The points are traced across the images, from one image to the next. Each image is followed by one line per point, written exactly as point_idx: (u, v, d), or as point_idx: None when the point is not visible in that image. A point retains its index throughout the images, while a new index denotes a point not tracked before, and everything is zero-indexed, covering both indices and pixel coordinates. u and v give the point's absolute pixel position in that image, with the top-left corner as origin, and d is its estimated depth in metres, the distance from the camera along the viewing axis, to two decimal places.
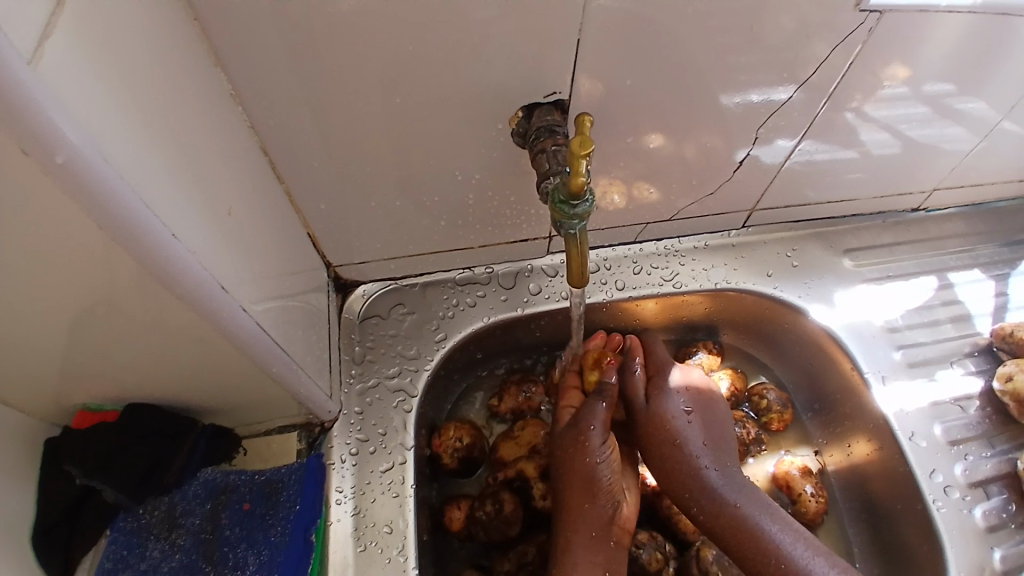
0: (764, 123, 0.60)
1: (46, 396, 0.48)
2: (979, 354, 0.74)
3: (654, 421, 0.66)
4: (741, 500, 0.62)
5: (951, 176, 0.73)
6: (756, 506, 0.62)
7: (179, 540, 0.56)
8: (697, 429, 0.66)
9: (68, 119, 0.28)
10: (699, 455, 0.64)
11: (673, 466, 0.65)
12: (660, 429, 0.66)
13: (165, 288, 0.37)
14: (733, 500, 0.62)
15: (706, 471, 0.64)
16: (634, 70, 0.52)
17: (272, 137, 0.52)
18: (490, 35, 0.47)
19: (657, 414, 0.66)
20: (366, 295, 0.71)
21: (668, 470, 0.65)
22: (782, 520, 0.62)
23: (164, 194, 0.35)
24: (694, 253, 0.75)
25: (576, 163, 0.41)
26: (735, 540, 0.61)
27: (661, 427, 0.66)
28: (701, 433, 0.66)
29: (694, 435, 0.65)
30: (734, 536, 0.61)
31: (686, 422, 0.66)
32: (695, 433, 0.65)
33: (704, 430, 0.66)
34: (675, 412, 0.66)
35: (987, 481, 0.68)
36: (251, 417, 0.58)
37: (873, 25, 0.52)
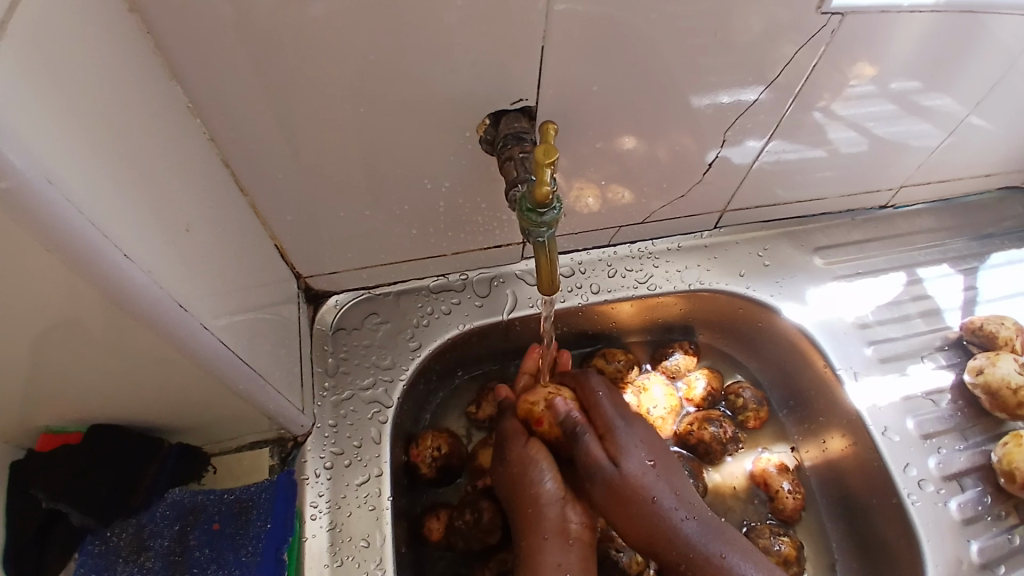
0: (734, 124, 0.60)
1: (5, 420, 0.47)
2: (949, 348, 0.75)
3: (620, 491, 0.60)
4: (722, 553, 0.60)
5: (918, 173, 0.74)
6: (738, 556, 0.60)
7: (147, 563, 0.54)
8: (662, 485, 0.62)
9: (9, 144, 0.27)
10: (673, 515, 0.61)
11: (653, 533, 0.60)
12: (624, 498, 0.60)
13: (119, 309, 0.37)
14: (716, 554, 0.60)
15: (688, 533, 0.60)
16: (600, 74, 0.52)
17: (235, 149, 0.51)
18: (454, 43, 0.46)
19: (621, 485, 0.60)
20: (338, 305, 0.70)
21: (649, 534, 0.60)
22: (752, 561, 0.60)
23: (116, 214, 0.34)
24: (668, 255, 0.76)
25: (542, 172, 0.42)
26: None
27: (626, 492, 0.60)
28: (667, 488, 0.62)
29: (662, 494, 0.61)
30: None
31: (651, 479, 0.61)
32: (661, 489, 0.61)
33: (666, 483, 0.62)
34: (639, 475, 0.61)
35: (962, 474, 0.69)
36: (220, 434, 0.57)
37: (835, 27, 0.53)
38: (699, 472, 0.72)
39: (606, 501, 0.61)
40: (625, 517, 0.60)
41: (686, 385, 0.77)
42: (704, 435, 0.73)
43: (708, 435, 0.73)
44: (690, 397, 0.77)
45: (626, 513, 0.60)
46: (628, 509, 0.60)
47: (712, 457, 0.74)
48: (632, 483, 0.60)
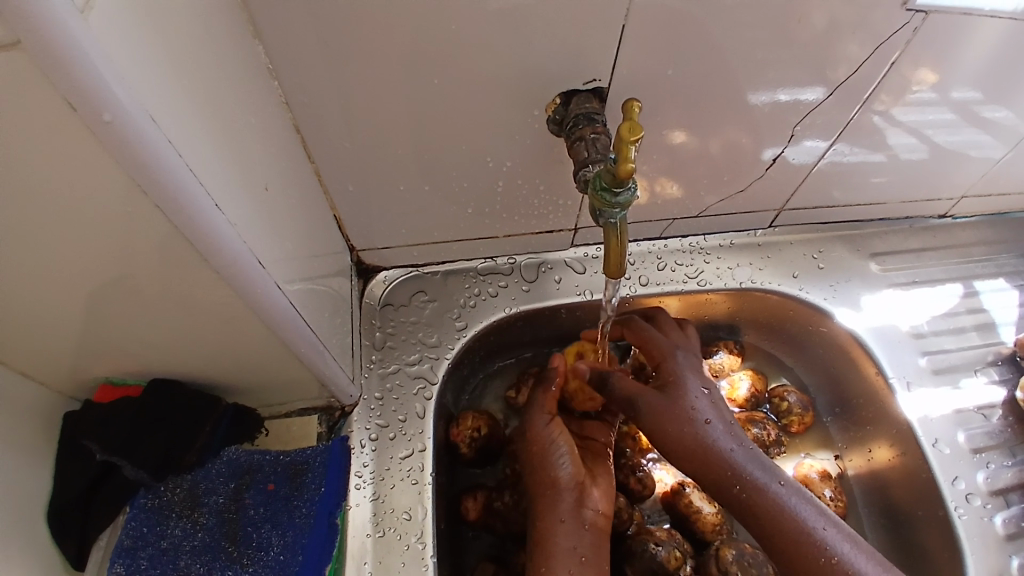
0: (800, 122, 0.59)
1: (69, 368, 0.47)
2: (1003, 363, 0.73)
3: (665, 427, 0.62)
4: (775, 492, 0.60)
5: (981, 183, 0.73)
6: (788, 493, 0.61)
7: (201, 519, 0.55)
8: (715, 422, 0.62)
9: (114, 78, 0.27)
10: (728, 454, 0.61)
11: (708, 472, 0.61)
12: (670, 432, 0.62)
13: (204, 260, 0.37)
14: (772, 496, 0.60)
15: (747, 477, 0.61)
16: (674, 60, 0.51)
17: (305, 115, 0.51)
18: (534, 18, 0.46)
19: (668, 423, 0.62)
20: (388, 281, 0.70)
21: (698, 466, 0.62)
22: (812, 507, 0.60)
23: (205, 164, 0.34)
24: (719, 251, 0.75)
25: (625, 149, 0.40)
26: (781, 539, 0.59)
27: (673, 426, 0.62)
28: (719, 427, 0.62)
29: (714, 432, 0.62)
30: (782, 542, 0.59)
31: (702, 420, 0.62)
32: (712, 429, 0.62)
33: (721, 422, 0.63)
34: (685, 422, 0.62)
35: (1008, 490, 0.67)
36: (272, 398, 0.58)
37: (916, 26, 0.51)
38: None
39: (655, 438, 0.63)
40: (676, 458, 0.63)
41: (730, 385, 0.76)
42: (747, 436, 0.72)
43: (751, 436, 0.72)
44: (733, 397, 0.75)
45: (679, 449, 0.62)
46: (680, 451, 0.62)
47: None
48: (676, 427, 0.61)
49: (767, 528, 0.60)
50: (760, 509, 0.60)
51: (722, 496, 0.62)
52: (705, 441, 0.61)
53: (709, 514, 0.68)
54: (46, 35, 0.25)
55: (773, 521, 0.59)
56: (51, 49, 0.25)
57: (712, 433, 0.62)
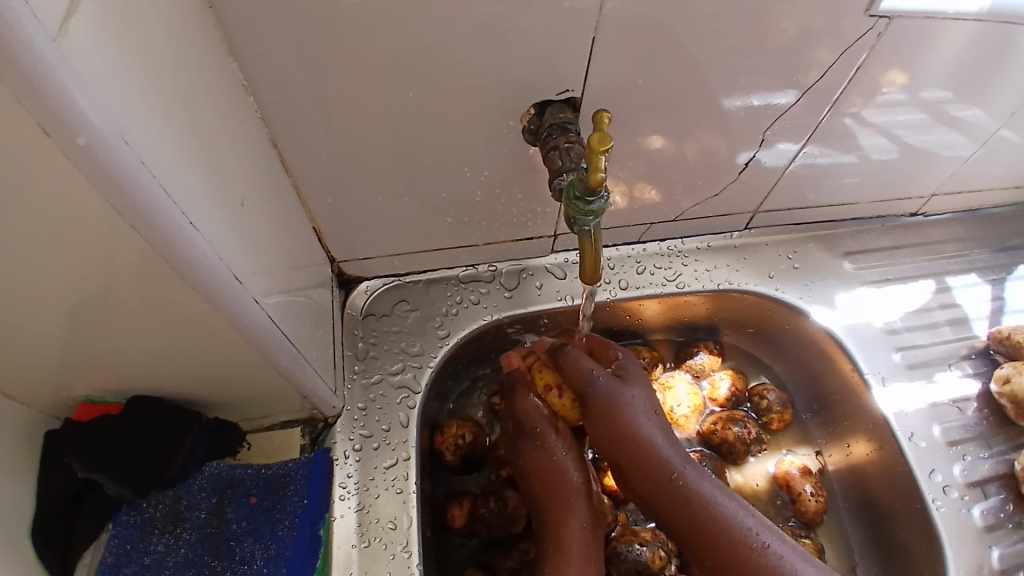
0: (770, 126, 0.61)
1: (49, 387, 0.47)
2: (976, 357, 0.75)
3: (614, 418, 0.63)
4: (709, 492, 0.62)
5: (950, 182, 0.74)
6: (718, 492, 0.62)
7: (184, 535, 0.55)
8: (654, 422, 0.64)
9: (90, 102, 0.28)
10: (664, 454, 0.63)
11: (644, 469, 0.63)
12: (617, 424, 0.63)
13: (180, 278, 0.37)
14: (705, 495, 0.61)
15: (682, 476, 0.62)
16: (646, 68, 0.52)
17: (282, 129, 0.51)
18: (507, 29, 0.46)
19: (616, 410, 0.63)
20: (369, 291, 0.70)
21: (632, 462, 0.63)
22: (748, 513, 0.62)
23: (180, 182, 0.35)
24: (697, 254, 0.76)
25: (595, 159, 0.41)
26: (710, 537, 0.60)
27: (619, 418, 0.63)
28: (658, 429, 0.64)
29: (653, 432, 0.63)
30: (713, 544, 0.60)
31: (643, 417, 0.64)
32: (651, 428, 0.64)
33: (661, 426, 0.64)
34: (631, 413, 0.63)
35: (985, 482, 0.68)
36: (253, 411, 0.57)
37: (880, 30, 0.53)
38: (721, 472, 0.72)
39: (600, 427, 0.64)
40: (615, 452, 0.64)
41: (711, 385, 0.77)
42: (727, 434, 0.73)
43: (731, 435, 0.73)
44: (714, 397, 0.77)
45: (618, 442, 0.63)
46: (622, 443, 0.63)
47: (735, 457, 0.74)
48: (625, 417, 0.63)
49: (697, 528, 0.61)
50: (693, 508, 0.61)
51: (656, 495, 0.63)
52: (643, 437, 0.63)
53: None
54: (18, 62, 0.25)
55: (704, 520, 0.60)
56: (23, 76, 0.25)
57: (651, 434, 0.63)
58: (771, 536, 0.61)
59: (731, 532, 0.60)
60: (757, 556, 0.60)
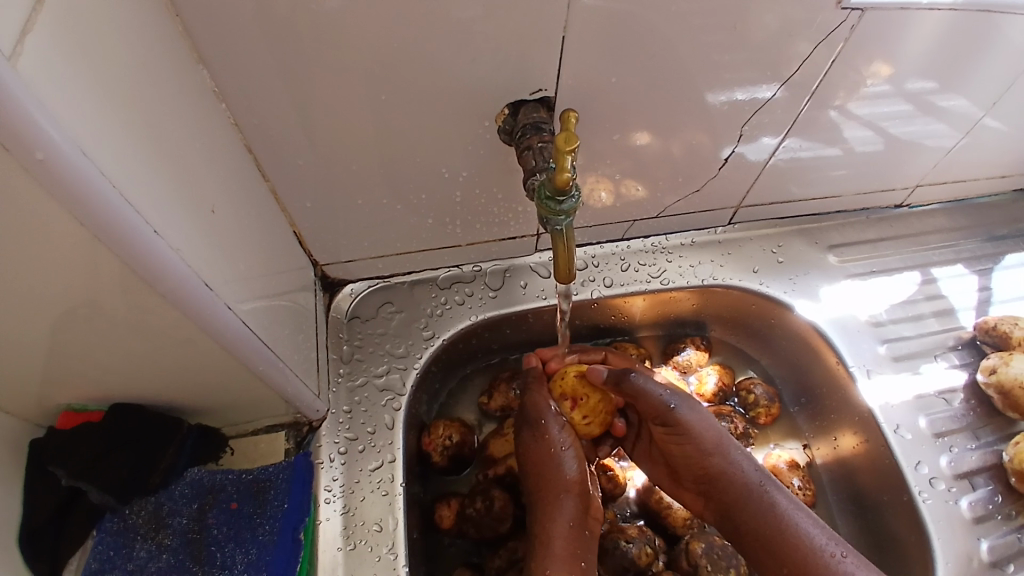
0: (749, 121, 0.60)
1: (30, 397, 0.48)
2: (963, 348, 0.75)
3: (693, 438, 0.62)
4: (795, 518, 0.59)
5: (933, 173, 0.74)
6: (804, 518, 0.59)
7: (166, 540, 0.55)
8: (738, 448, 0.63)
9: (47, 117, 0.28)
10: (748, 479, 0.61)
11: (732, 495, 0.61)
12: (704, 448, 0.62)
13: (147, 286, 0.37)
14: (791, 520, 0.59)
15: (772, 501, 0.60)
16: (618, 67, 0.52)
17: (257, 135, 0.52)
18: (476, 32, 0.47)
19: (698, 431, 0.62)
20: (354, 294, 0.71)
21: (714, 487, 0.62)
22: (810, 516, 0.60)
23: (144, 193, 0.35)
24: (681, 250, 0.76)
25: (562, 159, 0.43)
26: (800, 567, 0.57)
27: (703, 441, 0.62)
28: (742, 456, 0.63)
29: (738, 457, 0.62)
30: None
31: (728, 444, 0.63)
32: (738, 454, 0.62)
33: (744, 450, 0.63)
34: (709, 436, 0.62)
35: (973, 473, 0.69)
36: (238, 417, 0.58)
37: (853, 24, 0.53)
38: None
39: (684, 451, 0.63)
40: (707, 477, 0.62)
41: (698, 380, 0.77)
42: None
43: None
44: (701, 392, 0.77)
45: (707, 469, 0.62)
46: (707, 466, 0.62)
47: None
48: (706, 439, 0.62)
49: (787, 560, 0.58)
50: (778, 533, 0.58)
51: (745, 523, 0.60)
52: (727, 462, 0.62)
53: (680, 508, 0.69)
54: None
55: (792, 547, 0.57)
56: None
57: (737, 460, 0.62)
58: (839, 549, 0.57)
59: (820, 560, 0.56)
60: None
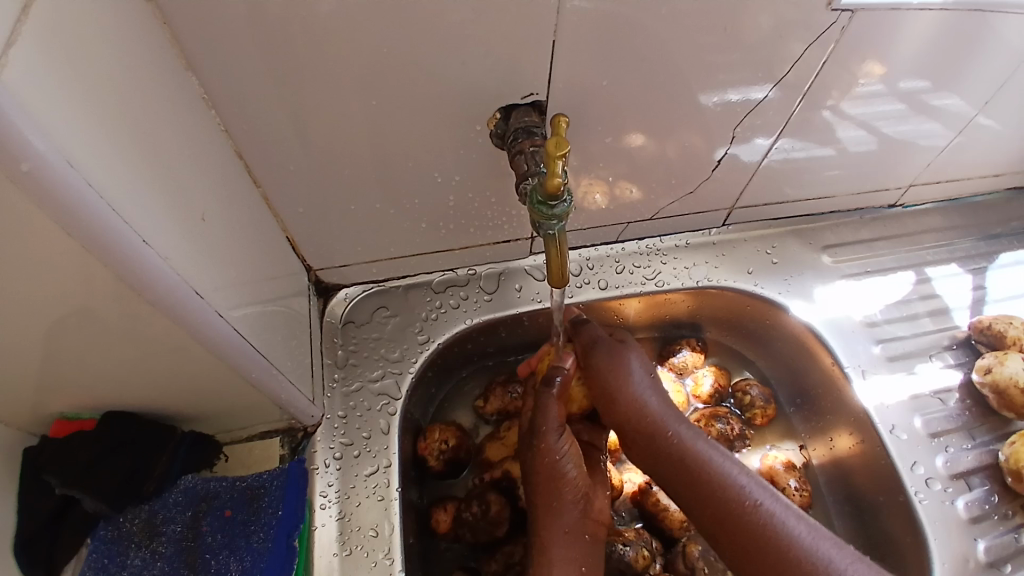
0: (742, 122, 0.60)
1: (23, 407, 0.48)
2: (957, 347, 0.75)
3: (610, 376, 0.61)
4: (701, 449, 0.58)
5: (926, 172, 0.74)
6: (712, 449, 0.59)
7: (160, 548, 0.55)
8: (653, 386, 0.62)
9: (33, 127, 0.28)
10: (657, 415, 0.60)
11: (641, 432, 0.60)
12: (619, 386, 0.61)
13: (137, 295, 0.37)
14: (699, 453, 0.58)
15: (677, 437, 0.59)
16: (609, 70, 0.52)
17: (248, 141, 0.51)
18: (467, 37, 0.47)
19: (610, 376, 0.61)
20: (348, 298, 0.71)
21: (628, 426, 0.61)
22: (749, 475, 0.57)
23: (133, 202, 0.35)
24: (675, 252, 0.76)
25: (553, 164, 0.43)
26: (706, 494, 0.56)
27: (614, 377, 0.61)
28: (655, 394, 0.61)
29: (648, 393, 0.61)
30: (710, 507, 0.56)
31: (643, 379, 0.62)
32: (649, 394, 0.61)
33: (657, 389, 0.62)
34: (627, 374, 0.61)
35: (968, 473, 0.69)
36: (232, 423, 0.58)
37: (844, 24, 0.53)
38: None
39: (599, 396, 0.62)
40: (615, 418, 0.61)
41: (694, 382, 0.78)
42: (711, 431, 0.73)
43: (714, 432, 0.73)
44: (697, 393, 0.77)
45: (619, 407, 0.61)
46: (618, 405, 0.60)
47: None
48: (623, 378, 0.61)
49: (692, 490, 0.57)
50: (686, 465, 0.58)
51: (654, 458, 0.59)
52: (639, 399, 0.60)
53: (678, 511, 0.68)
54: None
55: (698, 476, 0.57)
56: None
57: (648, 397, 0.61)
58: (762, 494, 0.56)
59: (724, 486, 0.56)
60: (753, 517, 0.55)
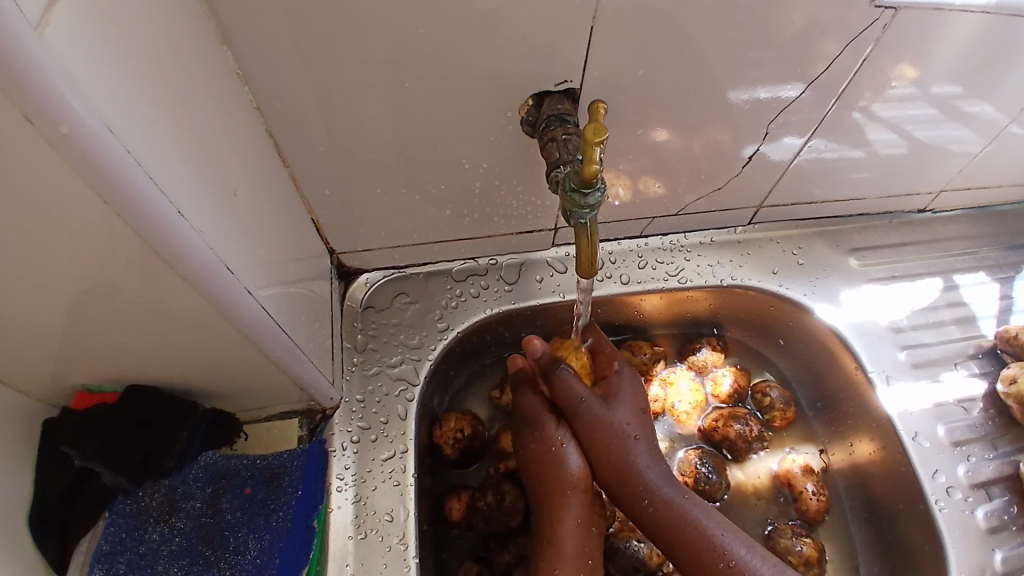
0: (775, 120, 0.60)
1: (47, 377, 0.48)
2: (983, 356, 0.74)
3: (598, 436, 0.62)
4: (683, 509, 0.60)
5: (959, 177, 0.73)
6: (695, 506, 0.61)
7: (178, 524, 0.55)
8: (640, 444, 0.63)
9: (72, 89, 0.28)
10: (642, 475, 0.61)
11: (624, 489, 0.62)
12: (606, 444, 0.62)
13: (169, 266, 0.37)
14: (677, 510, 0.60)
15: (654, 498, 0.61)
16: (644, 60, 0.51)
17: (278, 119, 0.51)
18: (502, 20, 0.46)
19: (599, 426, 0.62)
20: (369, 283, 0.70)
21: (614, 483, 0.62)
22: (723, 524, 0.60)
23: (168, 171, 0.35)
24: (700, 249, 0.75)
25: (590, 151, 0.42)
26: (686, 551, 0.59)
27: (604, 438, 0.62)
28: (645, 450, 0.63)
29: (636, 450, 0.62)
30: (688, 556, 0.59)
31: (631, 436, 0.63)
32: (636, 449, 0.62)
33: (645, 443, 0.63)
34: (612, 433, 0.62)
35: (989, 483, 0.68)
36: (252, 402, 0.58)
37: (887, 23, 0.51)
38: (721, 468, 0.72)
39: (585, 444, 0.63)
40: (600, 470, 0.63)
41: (713, 382, 0.77)
42: (729, 432, 0.73)
43: (733, 433, 0.73)
44: (716, 393, 0.76)
45: (611, 468, 0.62)
46: (605, 462, 0.62)
47: (737, 454, 0.73)
48: (608, 436, 0.62)
49: (675, 544, 0.59)
50: (670, 523, 0.60)
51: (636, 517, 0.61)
52: (625, 455, 0.62)
53: None
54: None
55: (684, 536, 0.59)
56: (5, 65, 0.25)
57: (633, 453, 0.62)
58: (743, 551, 0.59)
59: (708, 545, 0.59)
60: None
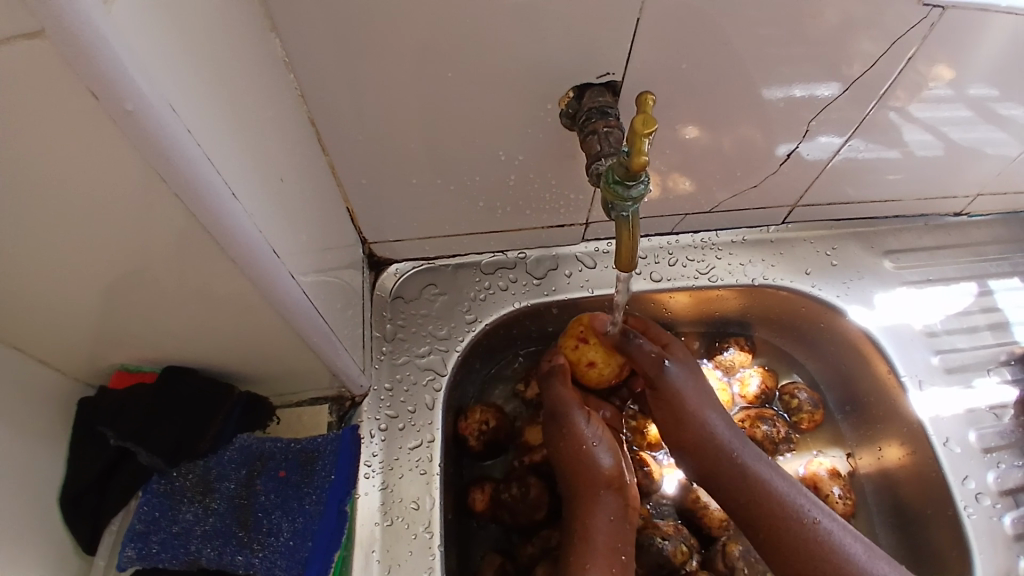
0: (813, 118, 0.59)
1: (84, 356, 0.48)
2: (1015, 363, 0.73)
3: (676, 401, 0.64)
4: (764, 472, 0.62)
5: (996, 181, 0.71)
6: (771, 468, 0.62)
7: (213, 504, 0.56)
8: (716, 411, 0.65)
9: (136, 68, 0.28)
10: (720, 436, 0.63)
11: (704, 453, 0.63)
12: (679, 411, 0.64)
13: (218, 248, 0.37)
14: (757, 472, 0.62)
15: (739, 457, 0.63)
16: (686, 54, 0.50)
17: (318, 106, 0.51)
18: (546, 11, 0.46)
19: (676, 393, 0.64)
20: (399, 273, 0.70)
21: (691, 449, 0.64)
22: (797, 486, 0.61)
23: (221, 152, 0.35)
24: (731, 247, 0.74)
25: (639, 142, 0.41)
26: (764, 512, 0.60)
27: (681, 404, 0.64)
28: (720, 418, 0.64)
29: (711, 417, 0.64)
30: (768, 520, 0.60)
31: (705, 407, 0.65)
32: (713, 415, 0.64)
33: (719, 410, 0.65)
34: (689, 401, 0.64)
35: (1017, 490, 0.66)
36: (284, 387, 0.58)
37: (933, 22, 0.50)
38: None
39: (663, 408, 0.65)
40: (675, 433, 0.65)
41: (741, 382, 0.77)
42: (756, 433, 0.73)
43: (759, 433, 0.73)
44: (743, 393, 0.76)
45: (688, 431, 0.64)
46: (684, 426, 0.64)
47: None
48: (685, 401, 0.64)
49: (756, 508, 0.60)
50: (749, 484, 0.61)
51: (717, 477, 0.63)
52: (701, 419, 0.64)
53: (716, 510, 0.68)
54: (68, 28, 0.25)
55: (764, 494, 0.60)
56: (74, 41, 0.25)
57: (709, 418, 0.64)
58: (819, 512, 0.60)
59: (785, 503, 0.60)
60: (809, 531, 0.59)
